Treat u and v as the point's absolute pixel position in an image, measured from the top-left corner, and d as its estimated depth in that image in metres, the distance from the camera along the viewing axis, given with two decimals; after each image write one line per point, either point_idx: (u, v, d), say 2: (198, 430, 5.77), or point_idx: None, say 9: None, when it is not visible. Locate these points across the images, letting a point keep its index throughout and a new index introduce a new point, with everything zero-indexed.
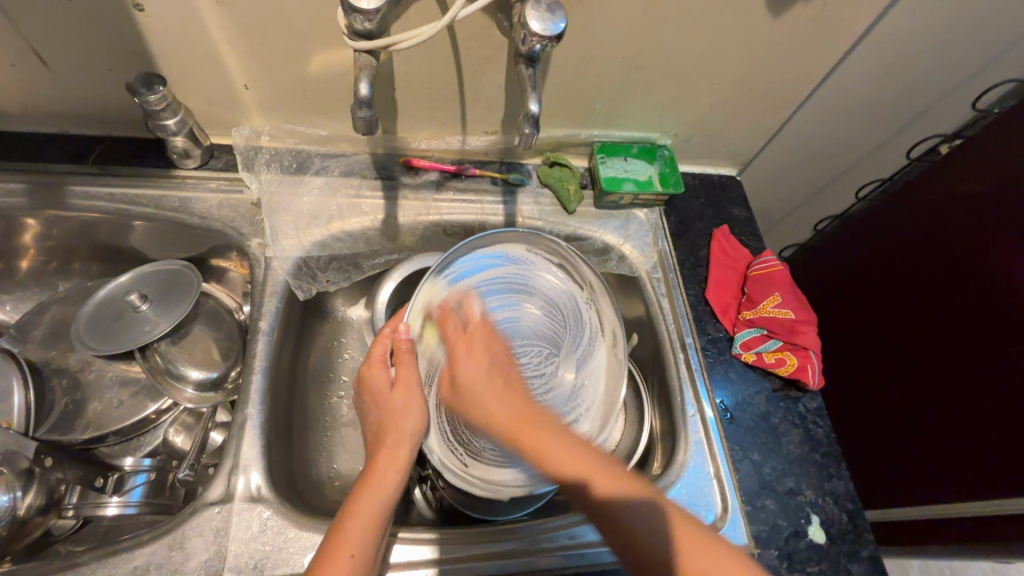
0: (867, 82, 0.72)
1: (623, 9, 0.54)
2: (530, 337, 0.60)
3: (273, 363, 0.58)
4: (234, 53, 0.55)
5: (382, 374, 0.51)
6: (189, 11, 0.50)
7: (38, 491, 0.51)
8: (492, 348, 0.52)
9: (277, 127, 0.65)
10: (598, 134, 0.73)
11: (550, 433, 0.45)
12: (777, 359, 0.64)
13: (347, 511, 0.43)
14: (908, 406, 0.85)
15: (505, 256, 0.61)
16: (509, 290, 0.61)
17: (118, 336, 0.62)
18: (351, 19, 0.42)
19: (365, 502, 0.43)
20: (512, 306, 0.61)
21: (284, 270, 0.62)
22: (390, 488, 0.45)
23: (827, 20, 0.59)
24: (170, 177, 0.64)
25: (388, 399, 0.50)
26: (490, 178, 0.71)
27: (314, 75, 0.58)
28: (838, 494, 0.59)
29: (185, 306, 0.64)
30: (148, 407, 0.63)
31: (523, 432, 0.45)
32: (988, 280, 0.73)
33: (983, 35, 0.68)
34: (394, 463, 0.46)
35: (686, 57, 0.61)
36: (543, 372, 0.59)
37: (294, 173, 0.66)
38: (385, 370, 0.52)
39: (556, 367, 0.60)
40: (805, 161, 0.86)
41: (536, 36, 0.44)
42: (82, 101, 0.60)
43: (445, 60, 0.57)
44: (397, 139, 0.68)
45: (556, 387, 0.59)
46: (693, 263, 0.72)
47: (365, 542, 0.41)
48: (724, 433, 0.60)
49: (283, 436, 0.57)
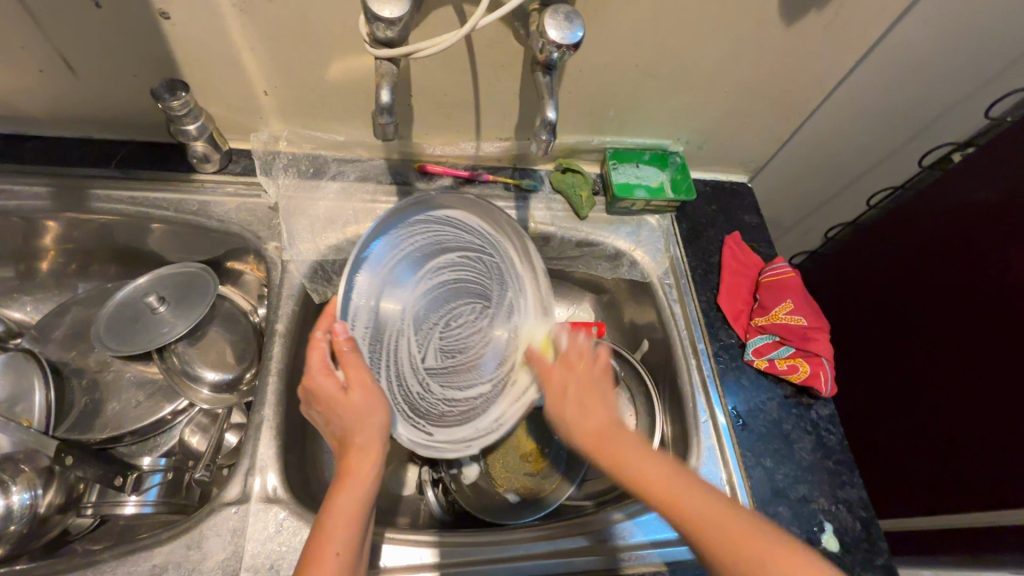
0: (880, 90, 0.72)
1: (637, 18, 0.55)
2: (455, 291, 0.62)
3: (289, 365, 0.58)
4: (255, 60, 0.56)
5: (331, 380, 0.47)
6: (212, 20, 0.51)
7: (58, 490, 0.52)
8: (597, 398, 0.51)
9: (295, 132, 0.66)
10: (610, 140, 0.73)
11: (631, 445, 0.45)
12: (789, 366, 0.64)
13: (326, 517, 0.42)
14: (920, 414, 0.85)
15: (435, 220, 0.58)
16: (433, 251, 0.59)
17: (136, 337, 0.63)
18: (373, 28, 0.43)
19: (341, 503, 0.43)
20: (437, 266, 0.60)
21: (300, 274, 0.63)
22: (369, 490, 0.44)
23: (841, 29, 0.59)
24: (189, 181, 0.65)
25: (342, 402, 0.46)
26: (503, 184, 0.71)
27: (333, 82, 0.59)
28: (851, 502, 0.59)
29: (202, 308, 0.65)
30: (165, 408, 0.64)
31: (602, 446, 0.46)
32: (1001, 288, 0.73)
33: (996, 44, 0.68)
34: (363, 467, 0.45)
35: (699, 64, 0.62)
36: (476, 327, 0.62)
37: (310, 178, 0.67)
38: (332, 376, 0.47)
39: (489, 321, 0.62)
40: (816, 168, 0.86)
41: (554, 44, 0.45)
42: (106, 106, 0.61)
43: (462, 68, 0.57)
44: (412, 145, 0.69)
45: (490, 340, 0.61)
46: (704, 269, 0.72)
47: (347, 542, 0.41)
48: (736, 440, 0.60)
49: (298, 437, 0.58)
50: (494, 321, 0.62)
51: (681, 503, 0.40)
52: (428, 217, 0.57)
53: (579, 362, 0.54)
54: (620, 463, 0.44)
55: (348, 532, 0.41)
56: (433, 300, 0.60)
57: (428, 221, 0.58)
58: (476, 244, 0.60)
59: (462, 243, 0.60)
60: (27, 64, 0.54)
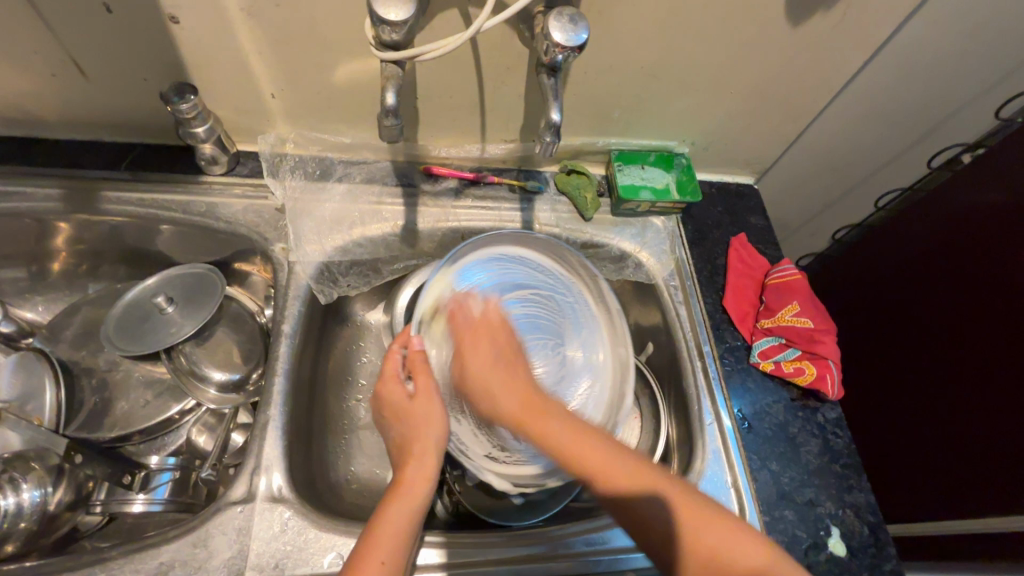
0: (888, 90, 0.71)
1: (642, 19, 0.55)
2: (533, 329, 0.63)
3: (295, 366, 0.59)
4: (262, 63, 0.56)
5: (400, 388, 0.51)
6: (221, 23, 0.52)
7: (67, 487, 0.53)
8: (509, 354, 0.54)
9: (302, 135, 0.67)
10: (615, 142, 0.73)
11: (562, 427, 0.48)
12: (795, 369, 0.63)
13: (382, 513, 0.44)
14: (928, 418, 0.84)
15: (502, 257, 0.64)
16: (511, 289, 0.63)
17: (144, 337, 0.64)
18: (379, 31, 0.43)
19: (393, 513, 0.44)
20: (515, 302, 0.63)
21: (306, 275, 0.63)
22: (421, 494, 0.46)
23: (847, 30, 0.59)
24: (197, 183, 0.66)
25: (410, 408, 0.50)
26: (508, 186, 0.71)
27: (339, 84, 0.59)
28: (859, 506, 0.58)
29: (209, 308, 0.65)
30: (172, 407, 0.64)
31: (530, 418, 0.49)
32: (1011, 292, 0.72)
33: (1007, 43, 0.68)
34: (420, 471, 0.47)
35: (704, 66, 0.61)
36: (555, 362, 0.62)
37: (317, 180, 0.68)
38: (401, 385, 0.51)
39: (565, 354, 0.63)
40: (823, 170, 0.86)
41: (558, 47, 0.45)
42: (116, 109, 0.62)
43: (467, 70, 0.58)
44: (417, 147, 0.69)
45: (567, 372, 0.62)
46: (710, 271, 0.72)
47: (394, 552, 0.42)
48: (742, 443, 0.60)
49: (303, 438, 0.58)
50: (569, 353, 0.63)
51: (655, 490, 0.44)
52: (494, 253, 0.64)
53: (494, 325, 0.56)
54: (542, 426, 0.48)
55: (399, 533, 0.43)
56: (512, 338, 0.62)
57: (496, 257, 0.64)
58: (543, 280, 0.65)
59: (534, 282, 0.65)
60: (40, 67, 0.55)
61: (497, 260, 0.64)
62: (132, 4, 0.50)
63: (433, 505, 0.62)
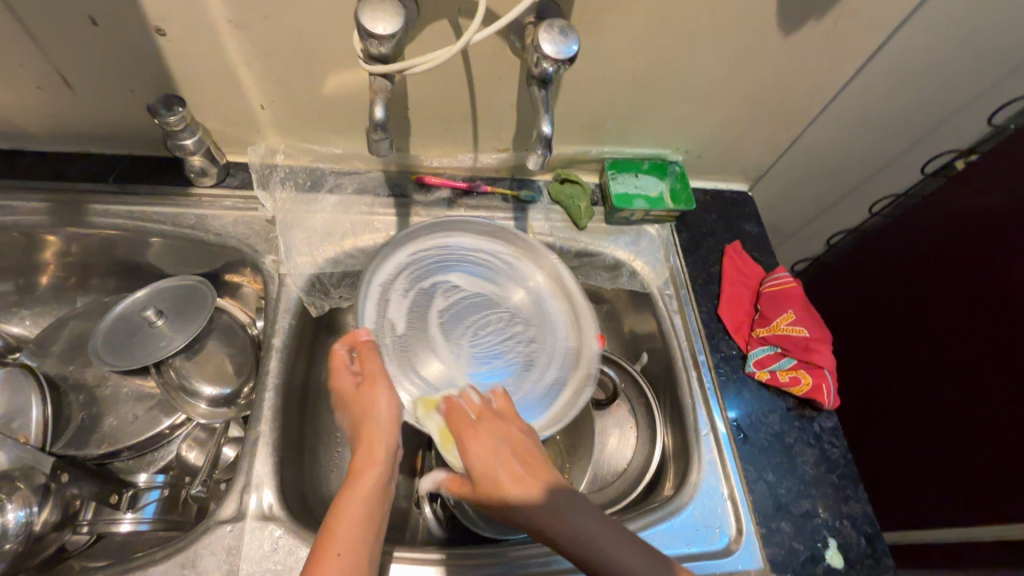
0: (880, 97, 0.71)
1: (633, 30, 0.55)
2: (456, 307, 0.62)
3: (286, 379, 0.58)
4: (251, 75, 0.56)
5: (348, 377, 0.50)
6: (208, 36, 0.51)
7: (54, 507, 0.52)
8: (504, 428, 0.49)
9: (293, 145, 0.66)
10: (609, 150, 0.73)
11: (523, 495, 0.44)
12: (791, 378, 0.63)
13: (337, 503, 0.43)
14: (923, 423, 0.84)
15: (395, 272, 0.61)
16: (420, 286, 0.61)
17: (134, 351, 0.63)
18: (366, 44, 0.43)
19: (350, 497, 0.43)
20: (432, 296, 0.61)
21: (297, 287, 0.63)
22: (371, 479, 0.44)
23: (839, 39, 0.59)
24: (187, 195, 0.65)
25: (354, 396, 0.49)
26: (501, 195, 0.71)
27: (329, 95, 0.59)
28: (856, 517, 0.58)
29: (199, 321, 0.65)
30: (162, 422, 0.63)
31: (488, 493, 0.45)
32: (1005, 298, 0.72)
33: (998, 50, 0.68)
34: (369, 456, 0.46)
35: (696, 75, 0.61)
36: (501, 319, 0.62)
37: (308, 191, 0.67)
38: (349, 374, 0.50)
39: (506, 300, 0.63)
40: (817, 176, 0.85)
41: (548, 59, 0.44)
42: (104, 121, 0.61)
43: (458, 81, 0.57)
44: (409, 157, 0.69)
45: (525, 314, 0.63)
46: (704, 279, 0.71)
47: (353, 535, 0.41)
48: (738, 453, 0.60)
49: (295, 453, 0.57)
50: (512, 299, 0.63)
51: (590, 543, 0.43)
52: (386, 274, 0.60)
53: (495, 415, 0.50)
54: (507, 506, 0.44)
55: (353, 519, 0.41)
56: (450, 321, 0.61)
57: (389, 277, 0.60)
58: (445, 261, 0.63)
59: (441, 264, 0.63)
60: (25, 80, 0.55)
61: (393, 278, 0.60)
62: (117, 17, 0.49)
63: (428, 519, 0.61)
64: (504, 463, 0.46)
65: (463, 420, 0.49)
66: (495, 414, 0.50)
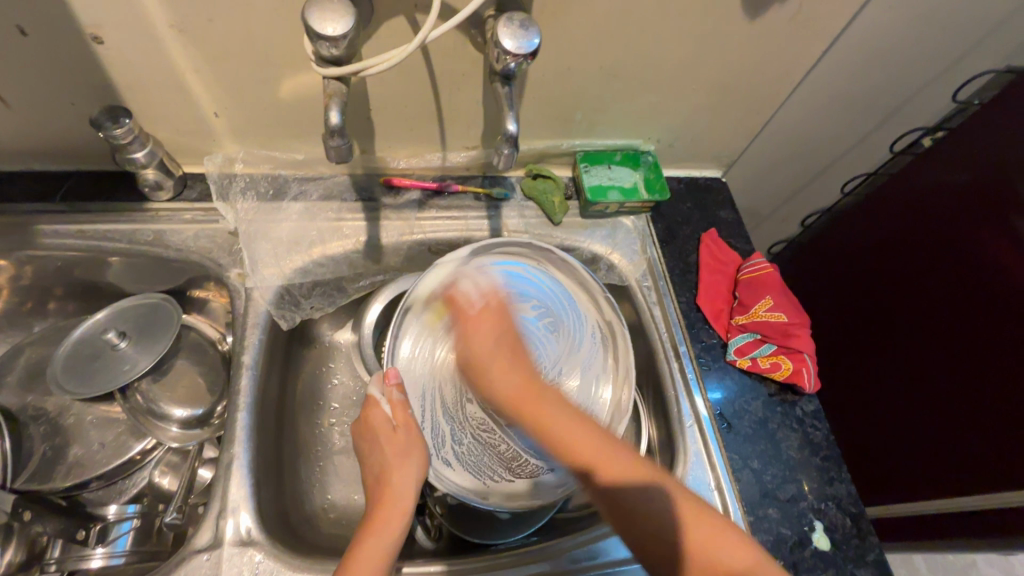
0: (847, 77, 0.71)
1: (598, 20, 0.53)
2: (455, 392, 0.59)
3: (259, 397, 0.56)
4: (200, 81, 0.53)
5: (382, 419, 0.54)
6: (151, 42, 0.49)
7: (18, 548, 0.50)
8: (513, 355, 0.55)
9: (252, 152, 0.63)
10: (581, 143, 0.72)
11: (558, 412, 0.51)
12: (772, 364, 0.63)
13: (358, 545, 0.46)
14: (902, 399, 0.84)
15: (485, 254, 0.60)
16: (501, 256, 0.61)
17: (95, 377, 0.61)
18: (316, 46, 0.40)
19: (368, 544, 0.47)
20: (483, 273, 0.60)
21: (265, 301, 0.60)
22: (396, 530, 0.49)
23: (804, 21, 0.58)
24: (143, 209, 0.62)
25: (385, 450, 0.53)
26: (473, 194, 0.69)
27: (285, 99, 0.57)
28: (840, 498, 0.58)
29: (166, 341, 0.63)
30: (131, 448, 0.61)
31: (530, 410, 0.52)
32: (978, 273, 0.73)
33: (957, 26, 0.69)
34: (399, 507, 0.50)
35: (664, 63, 0.60)
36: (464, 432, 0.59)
37: (271, 200, 0.64)
38: (382, 412, 0.54)
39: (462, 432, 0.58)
40: (790, 157, 0.86)
41: (510, 55, 0.43)
42: (45, 135, 0.57)
43: (421, 78, 0.55)
44: (375, 159, 0.67)
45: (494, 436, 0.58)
46: (682, 269, 0.71)
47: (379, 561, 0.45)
48: (722, 442, 0.60)
49: (274, 470, 0.56)
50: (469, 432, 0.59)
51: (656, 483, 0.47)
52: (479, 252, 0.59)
53: (486, 312, 0.57)
54: (545, 413, 0.51)
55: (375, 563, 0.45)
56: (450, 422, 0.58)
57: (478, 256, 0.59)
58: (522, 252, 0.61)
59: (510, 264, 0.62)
60: None
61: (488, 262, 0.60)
62: (49, 25, 0.46)
63: (416, 533, 0.59)
64: (489, 347, 0.55)
65: (385, 425, 0.54)
66: (494, 310, 0.57)
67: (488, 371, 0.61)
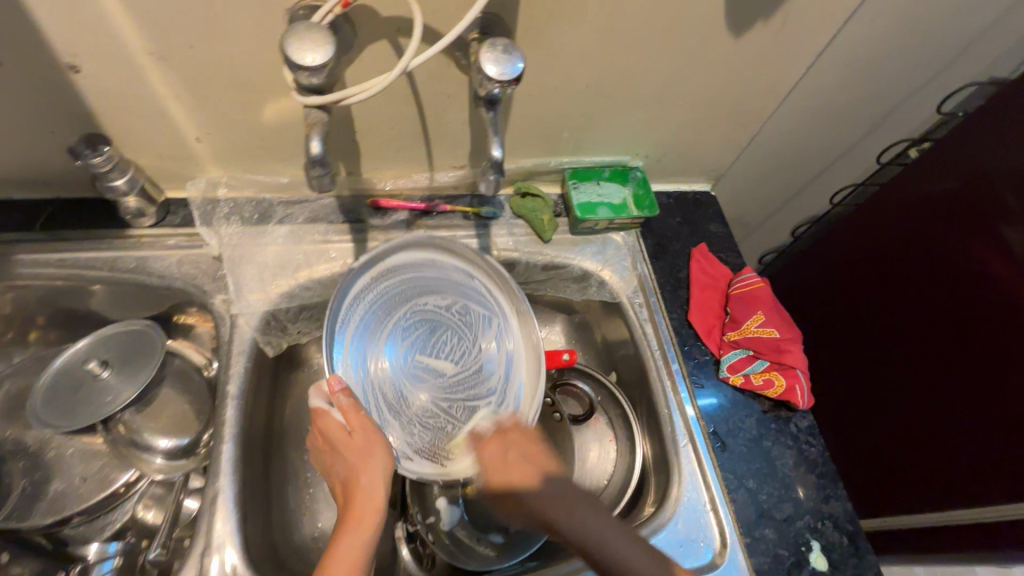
0: (833, 90, 0.71)
1: (583, 40, 0.53)
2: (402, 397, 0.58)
3: (244, 428, 0.55)
4: (181, 107, 0.52)
5: (335, 424, 0.49)
6: (129, 70, 0.48)
7: None
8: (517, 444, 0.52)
9: (235, 177, 0.62)
10: (569, 161, 0.71)
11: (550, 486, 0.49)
12: (765, 381, 0.62)
13: (333, 552, 0.43)
14: (896, 410, 0.84)
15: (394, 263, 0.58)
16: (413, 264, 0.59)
17: (77, 409, 0.59)
18: (296, 75, 0.39)
19: (342, 551, 0.43)
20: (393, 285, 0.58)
21: (250, 327, 0.59)
22: (371, 532, 0.45)
23: (789, 37, 0.58)
24: (125, 236, 0.60)
25: (349, 451, 0.48)
26: (462, 213, 0.69)
27: (269, 123, 0.56)
28: (836, 516, 0.58)
29: (149, 369, 0.61)
30: (115, 481, 0.59)
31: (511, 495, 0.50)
32: (969, 283, 0.73)
33: (939, 38, 0.69)
34: (370, 508, 0.46)
35: (651, 80, 0.60)
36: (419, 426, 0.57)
37: (255, 224, 0.63)
38: (334, 418, 0.49)
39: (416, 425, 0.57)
40: (778, 169, 0.86)
41: (493, 80, 0.42)
42: (22, 164, 0.56)
43: (405, 99, 0.55)
44: (362, 180, 0.66)
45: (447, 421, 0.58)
46: (673, 285, 0.71)
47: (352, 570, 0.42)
48: (717, 461, 0.59)
49: (260, 502, 0.55)
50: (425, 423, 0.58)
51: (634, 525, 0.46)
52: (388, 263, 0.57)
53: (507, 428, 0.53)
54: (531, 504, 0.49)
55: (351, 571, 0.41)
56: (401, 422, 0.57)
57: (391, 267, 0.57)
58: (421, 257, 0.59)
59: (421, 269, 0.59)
60: None
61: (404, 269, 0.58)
62: (22, 54, 0.45)
63: (405, 561, 0.61)
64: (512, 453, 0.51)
65: (339, 433, 0.49)
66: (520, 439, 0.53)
67: (424, 364, 0.60)
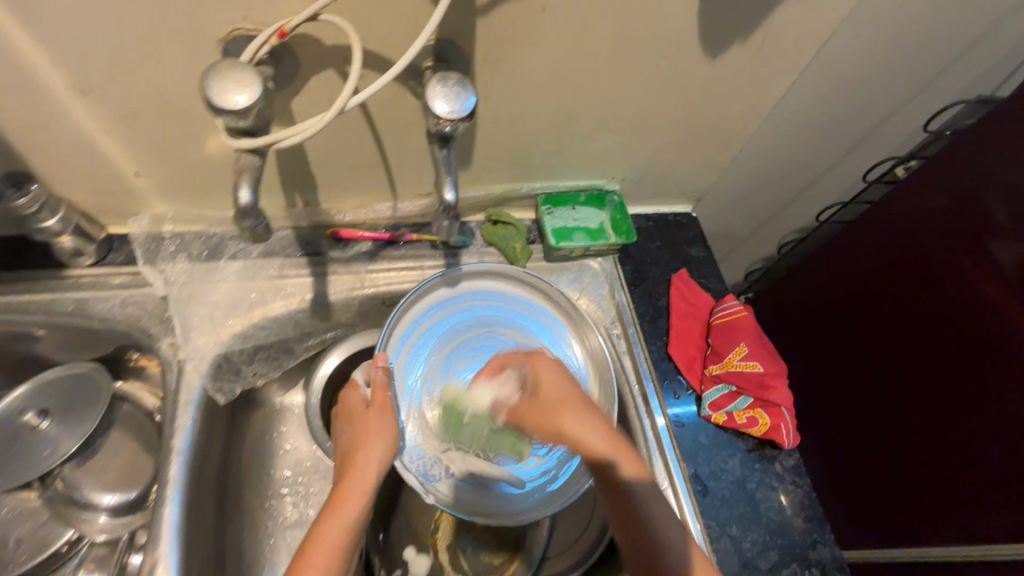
0: (815, 109, 0.69)
1: (548, 65, 0.50)
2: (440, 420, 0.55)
3: (191, 486, 0.51)
4: (114, 141, 0.48)
5: (358, 397, 0.51)
6: (51, 105, 0.44)
7: None
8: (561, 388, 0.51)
9: (182, 211, 0.58)
10: (541, 186, 0.68)
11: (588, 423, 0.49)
12: (748, 419, 0.59)
13: (316, 528, 0.42)
14: (891, 435, 0.81)
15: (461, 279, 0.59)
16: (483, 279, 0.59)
17: (11, 464, 0.56)
18: (223, 119, 0.36)
19: (326, 528, 0.42)
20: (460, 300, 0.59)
21: (199, 374, 0.55)
22: (357, 512, 0.44)
23: (767, 58, 0.55)
24: (61, 277, 0.56)
25: (362, 423, 0.49)
26: (429, 241, 0.64)
27: (213, 156, 0.52)
28: (824, 563, 0.55)
29: (92, 420, 0.58)
30: (56, 541, 0.56)
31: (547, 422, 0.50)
32: (962, 307, 0.70)
33: (924, 53, 0.67)
34: (359, 486, 0.46)
35: (624, 104, 0.57)
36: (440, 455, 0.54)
37: (205, 261, 0.59)
38: (360, 393, 0.52)
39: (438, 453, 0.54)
40: (761, 187, 0.83)
41: (444, 119, 0.39)
42: None
43: (359, 130, 0.51)
44: (320, 211, 0.62)
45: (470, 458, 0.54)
46: (652, 314, 0.67)
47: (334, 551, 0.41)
48: (699, 508, 0.56)
49: (209, 566, 0.51)
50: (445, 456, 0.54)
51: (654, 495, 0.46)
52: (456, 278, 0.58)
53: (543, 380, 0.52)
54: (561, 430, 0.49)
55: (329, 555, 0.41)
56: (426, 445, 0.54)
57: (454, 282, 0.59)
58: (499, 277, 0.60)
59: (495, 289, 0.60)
60: None
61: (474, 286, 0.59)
62: None
63: None
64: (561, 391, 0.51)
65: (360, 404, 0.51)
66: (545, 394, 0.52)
67: None
